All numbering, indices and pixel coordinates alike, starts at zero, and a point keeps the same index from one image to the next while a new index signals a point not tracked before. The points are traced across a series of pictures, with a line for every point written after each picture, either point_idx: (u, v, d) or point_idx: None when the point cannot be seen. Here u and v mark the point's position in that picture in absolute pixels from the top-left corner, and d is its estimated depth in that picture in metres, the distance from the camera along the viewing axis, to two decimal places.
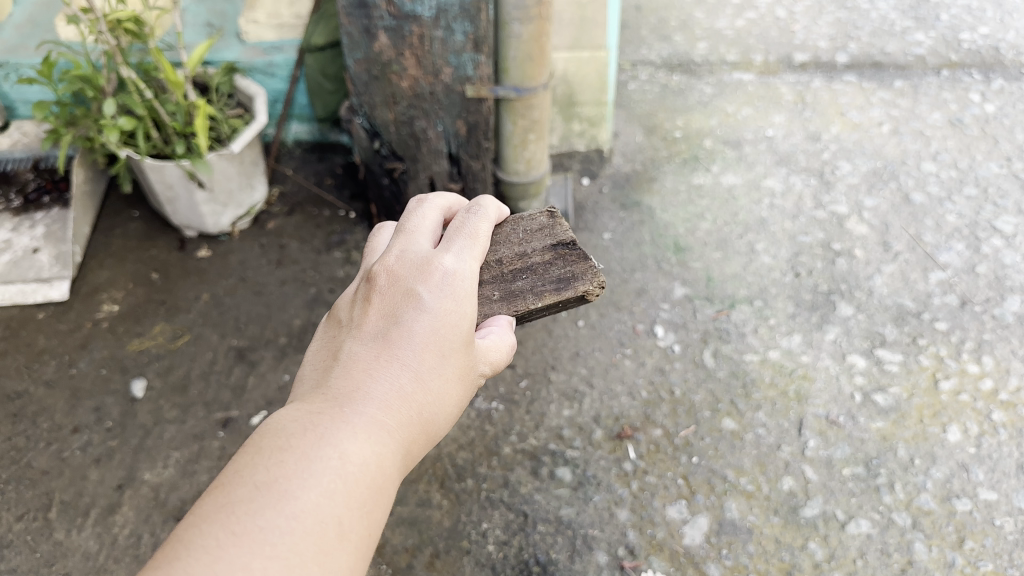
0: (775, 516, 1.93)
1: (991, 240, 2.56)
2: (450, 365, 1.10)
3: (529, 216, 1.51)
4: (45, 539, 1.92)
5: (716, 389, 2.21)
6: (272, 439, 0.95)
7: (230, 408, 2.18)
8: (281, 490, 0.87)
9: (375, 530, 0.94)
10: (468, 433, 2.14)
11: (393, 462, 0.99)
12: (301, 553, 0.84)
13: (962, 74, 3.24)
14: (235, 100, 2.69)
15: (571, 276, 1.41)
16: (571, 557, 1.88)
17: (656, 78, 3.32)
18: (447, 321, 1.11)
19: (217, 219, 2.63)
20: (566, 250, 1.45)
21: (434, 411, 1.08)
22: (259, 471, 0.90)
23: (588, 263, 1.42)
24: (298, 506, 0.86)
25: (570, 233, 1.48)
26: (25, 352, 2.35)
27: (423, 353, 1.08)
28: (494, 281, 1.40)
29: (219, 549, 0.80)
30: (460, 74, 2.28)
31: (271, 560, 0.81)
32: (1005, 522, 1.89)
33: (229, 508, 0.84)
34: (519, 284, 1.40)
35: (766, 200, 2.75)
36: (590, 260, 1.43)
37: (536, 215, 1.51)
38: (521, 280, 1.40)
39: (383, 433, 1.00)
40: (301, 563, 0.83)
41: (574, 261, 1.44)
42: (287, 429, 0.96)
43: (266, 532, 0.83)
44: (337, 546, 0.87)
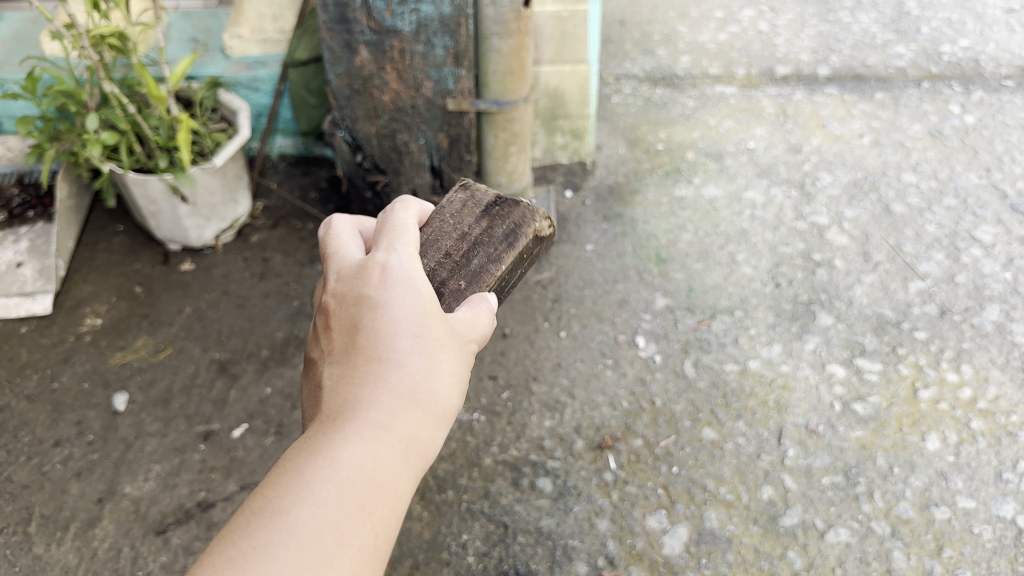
0: (754, 525, 1.94)
1: (970, 250, 2.58)
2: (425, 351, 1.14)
3: (447, 199, 1.51)
4: (24, 553, 1.91)
5: (696, 399, 2.22)
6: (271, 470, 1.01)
7: (212, 421, 2.19)
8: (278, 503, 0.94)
9: (385, 526, 0.99)
10: (449, 444, 2.15)
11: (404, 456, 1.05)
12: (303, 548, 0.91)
13: (942, 86, 3.27)
14: (218, 115, 2.70)
15: (513, 228, 1.49)
16: (550, 568, 1.88)
17: (639, 91, 3.35)
18: (406, 314, 1.15)
19: (200, 233, 2.64)
20: (495, 209, 1.51)
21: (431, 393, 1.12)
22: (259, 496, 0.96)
23: (520, 208, 1.51)
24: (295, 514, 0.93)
25: (489, 195, 1.52)
26: (8, 365, 2.35)
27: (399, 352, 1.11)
28: (454, 271, 1.40)
29: None
30: (440, 87, 2.31)
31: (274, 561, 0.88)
32: (984, 530, 1.90)
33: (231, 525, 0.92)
34: (477, 262, 1.42)
35: (747, 212, 2.77)
36: (520, 203, 1.51)
37: (452, 195, 1.52)
38: (477, 257, 1.43)
39: (367, 434, 1.03)
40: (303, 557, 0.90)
41: (506, 211, 1.50)
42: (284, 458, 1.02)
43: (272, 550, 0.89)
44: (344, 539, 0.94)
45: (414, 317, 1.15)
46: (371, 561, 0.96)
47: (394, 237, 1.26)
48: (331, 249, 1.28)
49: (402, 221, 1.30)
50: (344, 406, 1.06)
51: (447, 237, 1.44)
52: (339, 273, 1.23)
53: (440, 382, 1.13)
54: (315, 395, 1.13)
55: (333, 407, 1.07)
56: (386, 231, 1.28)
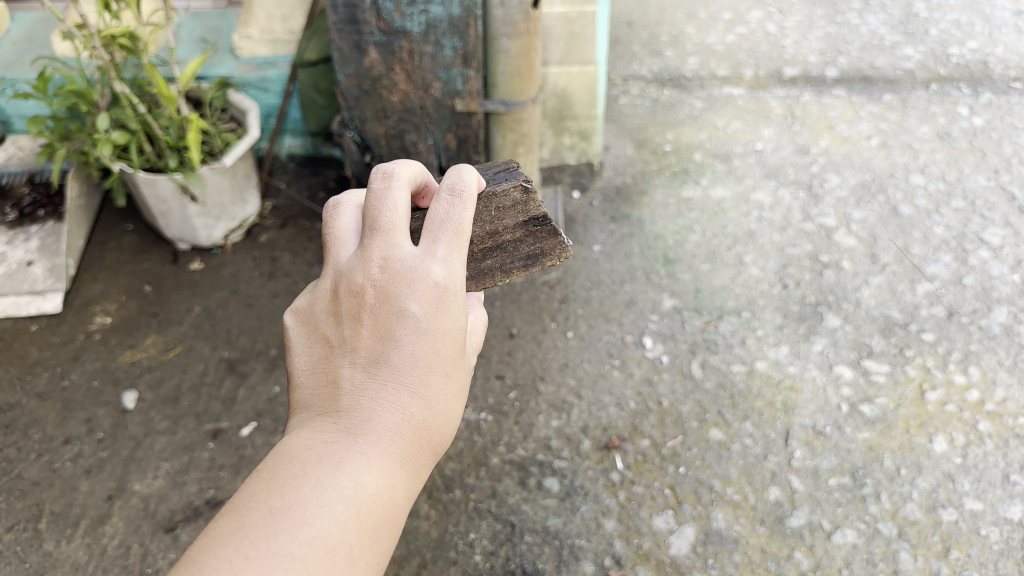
0: (761, 525, 1.94)
1: (978, 252, 2.58)
2: (450, 380, 1.05)
3: (503, 189, 1.46)
4: (34, 550, 1.93)
5: (703, 400, 2.23)
6: (285, 465, 0.92)
7: (221, 419, 2.20)
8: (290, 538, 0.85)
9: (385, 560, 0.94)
10: (457, 444, 2.16)
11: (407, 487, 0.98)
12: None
13: (950, 88, 3.27)
14: (227, 115, 2.72)
15: (538, 253, 1.49)
16: (557, 567, 1.89)
17: (647, 92, 3.35)
18: (446, 335, 1.03)
19: (209, 232, 2.65)
20: (537, 227, 1.49)
21: (443, 429, 1.05)
22: (273, 496, 0.88)
23: (556, 240, 1.50)
24: (303, 556, 0.84)
25: (542, 211, 1.49)
26: (18, 363, 2.37)
27: (428, 375, 1.01)
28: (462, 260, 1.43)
29: None
30: (449, 88, 2.32)
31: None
32: (991, 532, 1.89)
33: (232, 551, 0.82)
34: (489, 262, 1.45)
35: (755, 213, 2.77)
36: (559, 236, 1.50)
37: (511, 188, 1.46)
38: (491, 259, 1.45)
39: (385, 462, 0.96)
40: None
41: (543, 237, 1.50)
42: (300, 457, 0.93)
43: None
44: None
45: (450, 346, 1.03)
46: None
47: (461, 231, 1.06)
48: (379, 215, 1.03)
49: (462, 220, 1.06)
50: (366, 422, 0.97)
51: (478, 226, 1.44)
52: (386, 255, 1.02)
53: (452, 415, 1.06)
54: (325, 388, 1.01)
55: (354, 417, 0.97)
56: (441, 225, 1.05)
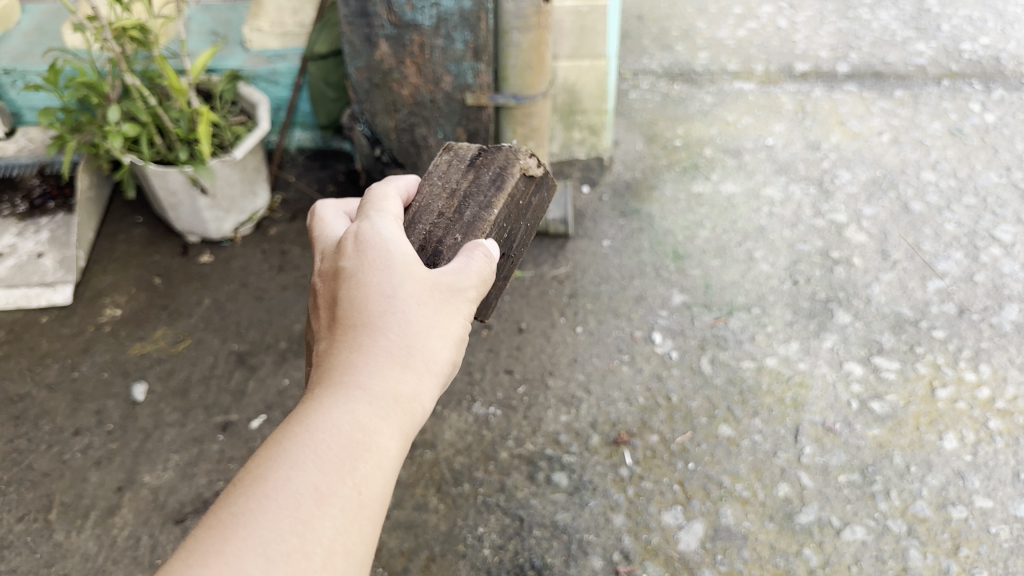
0: (770, 522, 1.94)
1: (990, 249, 2.57)
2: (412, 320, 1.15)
3: (433, 165, 1.53)
4: (45, 540, 1.93)
5: (713, 396, 2.22)
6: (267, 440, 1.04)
7: (230, 411, 2.20)
8: (263, 475, 0.94)
9: (371, 484, 1.00)
10: (466, 438, 2.16)
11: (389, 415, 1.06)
12: (287, 514, 0.91)
13: (962, 84, 3.25)
14: (237, 108, 2.72)
15: (501, 174, 1.51)
16: (566, 561, 1.89)
17: (657, 87, 3.34)
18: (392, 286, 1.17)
19: (219, 225, 2.66)
20: (481, 159, 1.52)
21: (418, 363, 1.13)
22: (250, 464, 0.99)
23: (505, 154, 1.53)
24: (268, 502, 0.92)
25: (474, 150, 1.54)
26: (29, 354, 2.37)
27: (382, 322, 1.13)
28: (450, 227, 1.42)
29: (201, 533, 0.89)
30: (460, 82, 2.31)
31: (253, 533, 0.89)
32: (1001, 530, 1.89)
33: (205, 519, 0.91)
34: (471, 214, 1.45)
35: (765, 209, 2.77)
36: (503, 150, 1.53)
37: (437, 159, 1.54)
38: (470, 209, 1.46)
39: (355, 400, 1.05)
40: (285, 521, 0.91)
41: (493, 161, 1.52)
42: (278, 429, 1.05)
43: (249, 527, 0.89)
44: (325, 507, 0.94)
45: (399, 290, 1.17)
46: (355, 517, 0.96)
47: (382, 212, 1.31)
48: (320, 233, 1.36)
49: (385, 205, 1.33)
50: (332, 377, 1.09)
51: (437, 199, 1.47)
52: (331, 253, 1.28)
53: (429, 349, 1.14)
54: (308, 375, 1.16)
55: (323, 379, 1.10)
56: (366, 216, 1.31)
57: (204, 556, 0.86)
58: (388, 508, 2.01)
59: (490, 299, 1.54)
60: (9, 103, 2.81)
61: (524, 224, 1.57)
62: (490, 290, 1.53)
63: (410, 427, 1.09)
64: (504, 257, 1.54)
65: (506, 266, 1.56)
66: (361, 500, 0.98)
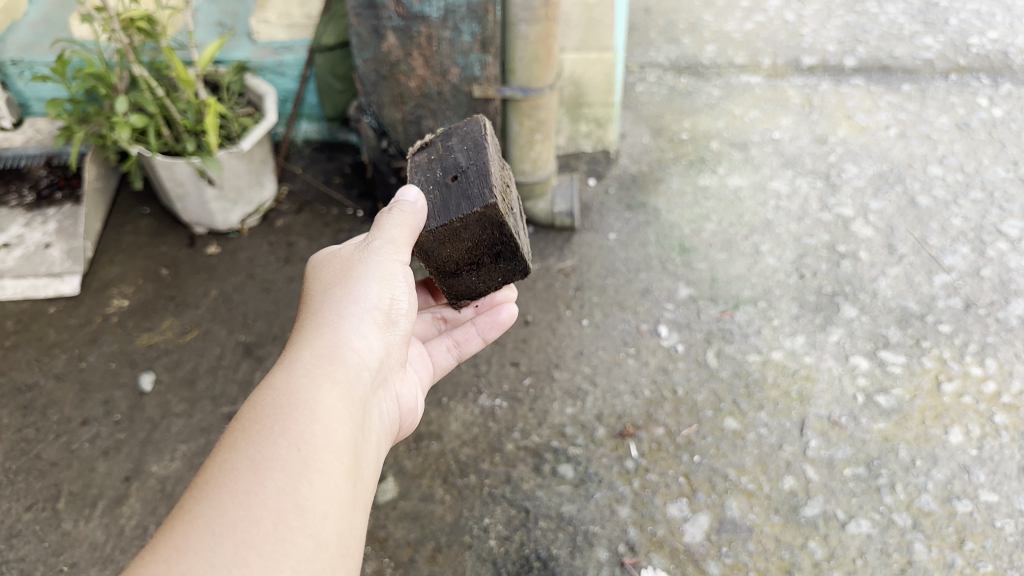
0: (775, 514, 1.94)
1: (996, 244, 2.56)
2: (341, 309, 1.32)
3: None
4: (53, 529, 1.94)
5: (718, 389, 2.23)
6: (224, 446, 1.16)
7: (237, 402, 2.21)
8: (201, 476, 1.04)
9: (308, 435, 1.11)
10: (472, 429, 2.17)
11: (312, 389, 1.18)
12: (226, 489, 1.01)
13: (970, 78, 3.24)
14: (244, 99, 2.72)
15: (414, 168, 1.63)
16: (571, 553, 1.90)
17: (664, 80, 3.34)
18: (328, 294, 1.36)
19: (226, 217, 2.66)
20: None
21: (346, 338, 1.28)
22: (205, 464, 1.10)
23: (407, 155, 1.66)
24: (218, 475, 1.03)
25: None
26: (37, 344, 2.38)
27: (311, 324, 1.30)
28: None
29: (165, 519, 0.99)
30: (467, 74, 2.31)
31: (196, 516, 0.98)
32: (1006, 524, 1.89)
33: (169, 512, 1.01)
34: None
35: (772, 202, 2.76)
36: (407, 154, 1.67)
37: None
38: None
39: (294, 377, 1.19)
40: (223, 496, 1.00)
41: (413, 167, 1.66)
42: None
43: (192, 514, 0.98)
44: (261, 472, 1.04)
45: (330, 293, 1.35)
46: (299, 465, 1.07)
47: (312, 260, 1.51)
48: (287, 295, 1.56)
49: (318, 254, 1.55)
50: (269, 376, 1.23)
51: None
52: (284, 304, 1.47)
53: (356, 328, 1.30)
54: None
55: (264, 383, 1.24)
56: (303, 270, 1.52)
57: (155, 549, 0.95)
58: (394, 499, 2.02)
59: (474, 196, 1.45)
60: (16, 94, 2.82)
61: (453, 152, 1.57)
62: (463, 198, 1.47)
63: (344, 390, 1.23)
64: (461, 176, 1.50)
65: (473, 172, 1.49)
66: (301, 449, 1.09)
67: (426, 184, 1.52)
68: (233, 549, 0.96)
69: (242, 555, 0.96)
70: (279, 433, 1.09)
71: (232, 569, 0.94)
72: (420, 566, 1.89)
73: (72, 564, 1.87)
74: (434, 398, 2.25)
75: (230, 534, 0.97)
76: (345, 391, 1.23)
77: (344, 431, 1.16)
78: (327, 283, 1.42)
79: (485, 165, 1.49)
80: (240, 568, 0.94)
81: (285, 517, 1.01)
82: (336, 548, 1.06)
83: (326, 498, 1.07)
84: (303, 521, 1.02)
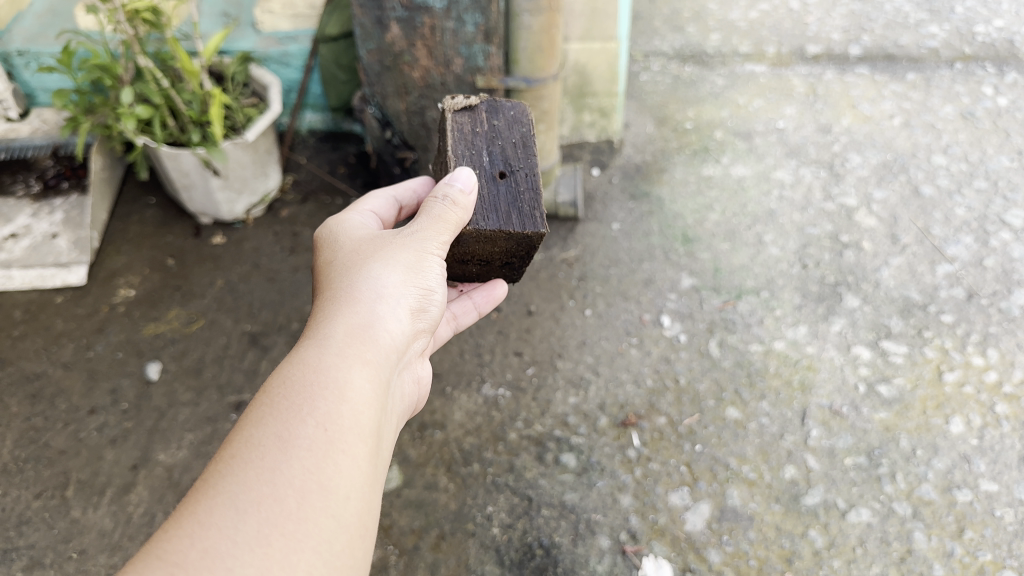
0: (776, 503, 1.96)
1: (1000, 234, 2.56)
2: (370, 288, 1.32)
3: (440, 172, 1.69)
4: (62, 517, 1.97)
5: (720, 378, 2.24)
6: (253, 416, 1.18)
7: (243, 391, 2.23)
8: (229, 449, 1.06)
9: (334, 416, 1.12)
10: (475, 419, 2.19)
11: (343, 370, 1.19)
12: (252, 467, 1.03)
13: (975, 67, 3.23)
14: (249, 90, 2.73)
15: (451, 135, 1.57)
16: (574, 540, 1.92)
17: (668, 69, 3.34)
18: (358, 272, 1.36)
19: (231, 206, 2.67)
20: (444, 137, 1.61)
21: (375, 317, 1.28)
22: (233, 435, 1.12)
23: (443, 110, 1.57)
24: (244, 449, 1.05)
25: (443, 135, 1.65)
26: (45, 334, 2.40)
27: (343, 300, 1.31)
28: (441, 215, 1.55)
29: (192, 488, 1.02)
30: (470, 64, 2.31)
31: (222, 493, 1.00)
32: (1005, 513, 1.91)
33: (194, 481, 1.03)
34: None
35: (775, 192, 2.77)
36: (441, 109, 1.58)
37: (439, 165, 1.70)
38: None
39: (326, 354, 1.20)
40: (249, 473, 1.02)
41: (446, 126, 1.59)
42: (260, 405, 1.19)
43: (216, 490, 1.00)
44: (288, 451, 1.05)
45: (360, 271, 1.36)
46: (323, 445, 1.08)
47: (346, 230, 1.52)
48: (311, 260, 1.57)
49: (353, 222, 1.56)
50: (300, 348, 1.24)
51: None
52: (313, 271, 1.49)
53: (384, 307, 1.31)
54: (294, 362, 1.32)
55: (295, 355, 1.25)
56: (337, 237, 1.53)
57: (179, 521, 0.97)
58: (399, 487, 2.04)
59: (526, 214, 1.47)
60: (22, 84, 2.84)
61: (502, 142, 1.54)
62: (515, 207, 1.48)
63: (373, 370, 1.24)
64: (510, 176, 1.51)
65: (525, 179, 1.50)
66: (329, 430, 1.10)
67: (474, 168, 1.50)
68: (256, 526, 0.98)
69: (264, 533, 0.98)
70: (307, 412, 1.10)
71: (254, 547, 0.96)
72: (424, 554, 1.91)
73: (81, 551, 1.90)
74: (438, 388, 2.27)
75: (254, 511, 0.99)
76: (375, 372, 1.24)
77: (370, 412, 1.17)
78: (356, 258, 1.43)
79: (536, 180, 1.50)
80: (262, 546, 0.96)
81: (308, 497, 1.03)
82: (356, 530, 1.07)
83: (348, 480, 1.08)
84: (325, 503, 1.04)
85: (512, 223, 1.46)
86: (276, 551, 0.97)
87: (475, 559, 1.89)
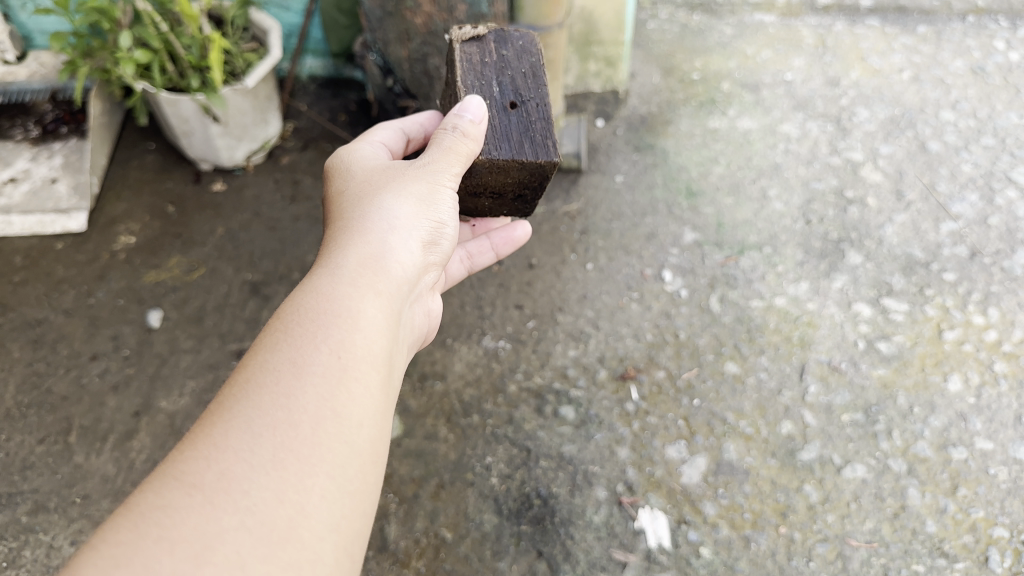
0: (772, 458, 1.98)
1: (1005, 191, 2.54)
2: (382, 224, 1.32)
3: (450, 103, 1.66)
4: (65, 462, 1.99)
5: (720, 333, 2.24)
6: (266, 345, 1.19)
7: (245, 339, 2.24)
8: (243, 374, 1.07)
9: (348, 343, 1.13)
10: (475, 370, 2.19)
11: (357, 300, 1.19)
12: (268, 392, 1.04)
13: (987, 21, 3.18)
14: (249, 34, 2.68)
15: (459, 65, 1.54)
16: (571, 491, 1.94)
17: (676, 17, 3.28)
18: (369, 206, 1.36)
19: (231, 153, 2.65)
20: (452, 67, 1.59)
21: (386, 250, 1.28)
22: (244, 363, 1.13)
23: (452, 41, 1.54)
24: (258, 375, 1.06)
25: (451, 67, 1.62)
26: (45, 281, 2.40)
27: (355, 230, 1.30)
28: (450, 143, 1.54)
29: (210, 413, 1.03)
30: (475, 11, 2.22)
31: (238, 417, 1.01)
32: (1000, 471, 1.93)
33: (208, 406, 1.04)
34: None
35: (781, 145, 2.74)
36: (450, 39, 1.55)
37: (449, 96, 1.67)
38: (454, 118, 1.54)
39: (339, 284, 1.21)
40: (264, 399, 1.03)
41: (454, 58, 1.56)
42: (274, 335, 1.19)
43: (231, 416, 1.01)
44: (301, 378, 1.06)
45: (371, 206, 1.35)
46: (336, 373, 1.09)
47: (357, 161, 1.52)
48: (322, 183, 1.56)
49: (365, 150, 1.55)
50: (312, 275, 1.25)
51: None
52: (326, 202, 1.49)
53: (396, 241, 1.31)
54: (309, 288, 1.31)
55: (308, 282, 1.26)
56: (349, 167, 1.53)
57: (196, 443, 0.99)
58: (399, 437, 2.06)
59: (538, 142, 1.45)
60: (19, 27, 2.79)
61: (512, 71, 1.52)
62: (527, 136, 1.46)
63: (387, 300, 1.24)
64: (521, 107, 1.49)
65: (536, 109, 1.48)
66: (342, 357, 1.11)
67: (484, 98, 1.48)
68: (271, 449, 0.99)
69: (279, 456, 0.98)
70: (322, 339, 1.11)
71: (271, 469, 0.97)
72: (423, 502, 1.93)
73: (85, 496, 1.93)
74: (439, 340, 2.27)
75: (269, 434, 1.00)
76: (388, 303, 1.24)
77: (383, 343, 1.18)
78: (366, 187, 1.43)
79: (547, 109, 1.48)
80: (278, 469, 0.97)
81: (323, 424, 1.04)
82: (369, 457, 1.08)
83: (362, 408, 1.09)
84: (340, 430, 1.05)
85: (524, 152, 1.44)
86: (292, 474, 0.98)
87: (474, 508, 1.91)
